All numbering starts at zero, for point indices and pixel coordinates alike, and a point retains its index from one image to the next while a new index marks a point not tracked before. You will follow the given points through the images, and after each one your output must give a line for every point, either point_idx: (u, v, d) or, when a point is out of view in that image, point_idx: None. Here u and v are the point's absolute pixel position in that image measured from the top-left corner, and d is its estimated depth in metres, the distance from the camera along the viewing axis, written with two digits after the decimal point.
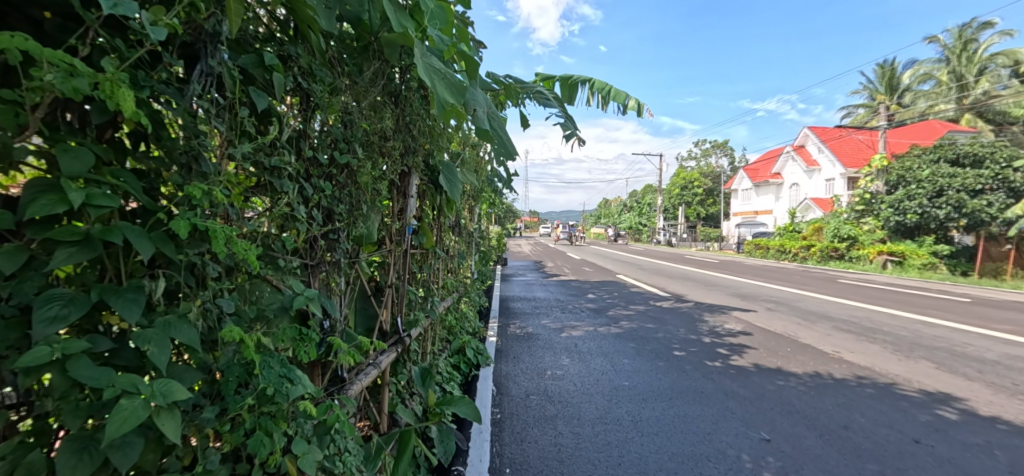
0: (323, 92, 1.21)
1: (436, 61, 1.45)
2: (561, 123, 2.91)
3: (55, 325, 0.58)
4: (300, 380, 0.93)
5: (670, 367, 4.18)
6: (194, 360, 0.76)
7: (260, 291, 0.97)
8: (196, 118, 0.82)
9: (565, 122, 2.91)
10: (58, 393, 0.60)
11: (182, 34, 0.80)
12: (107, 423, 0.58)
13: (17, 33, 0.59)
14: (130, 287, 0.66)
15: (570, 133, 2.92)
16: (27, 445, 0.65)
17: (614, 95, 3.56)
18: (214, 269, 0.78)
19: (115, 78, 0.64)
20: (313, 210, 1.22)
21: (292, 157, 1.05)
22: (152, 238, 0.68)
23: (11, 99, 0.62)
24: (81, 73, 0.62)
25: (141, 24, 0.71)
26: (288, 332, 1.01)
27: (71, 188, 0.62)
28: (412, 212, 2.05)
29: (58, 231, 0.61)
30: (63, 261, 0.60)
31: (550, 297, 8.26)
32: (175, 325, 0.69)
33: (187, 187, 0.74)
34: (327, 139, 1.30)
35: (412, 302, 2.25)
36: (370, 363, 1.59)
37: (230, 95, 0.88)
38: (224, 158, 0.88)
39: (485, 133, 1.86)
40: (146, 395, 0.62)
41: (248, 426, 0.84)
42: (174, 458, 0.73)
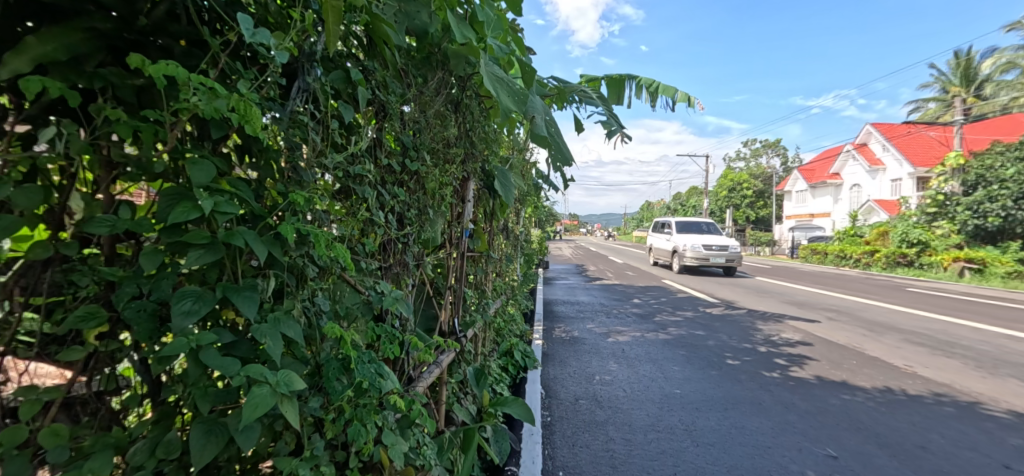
0: (396, 102, 1.29)
1: (498, 70, 1.52)
2: (607, 121, 2.89)
3: (189, 318, 0.65)
4: (388, 375, 1.00)
5: (724, 376, 4.03)
6: (298, 353, 0.82)
7: (347, 291, 1.04)
8: (296, 131, 0.90)
9: (611, 120, 2.89)
10: (191, 380, 0.66)
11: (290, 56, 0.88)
12: (243, 408, 0.64)
13: (168, 61, 0.67)
14: (247, 285, 0.72)
15: (616, 131, 2.89)
16: (162, 425, 0.73)
17: (662, 92, 3.50)
18: (313, 271, 0.85)
19: (246, 99, 0.71)
20: (389, 215, 1.30)
21: (372, 166, 1.12)
22: (265, 241, 0.75)
23: (154, 119, 0.71)
24: (219, 95, 0.70)
25: (265, 50, 0.79)
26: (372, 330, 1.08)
27: (203, 196, 0.69)
28: (469, 216, 2.11)
29: (189, 235, 0.68)
30: (194, 262, 0.67)
31: (595, 301, 8.17)
32: (284, 320, 0.75)
33: (293, 194, 0.81)
34: (397, 146, 1.37)
35: (468, 304, 2.32)
36: (433, 362, 1.66)
37: (323, 109, 0.96)
38: (319, 168, 0.96)
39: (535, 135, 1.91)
40: (272, 384, 0.68)
41: (347, 417, 0.90)
42: (283, 444, 0.79)
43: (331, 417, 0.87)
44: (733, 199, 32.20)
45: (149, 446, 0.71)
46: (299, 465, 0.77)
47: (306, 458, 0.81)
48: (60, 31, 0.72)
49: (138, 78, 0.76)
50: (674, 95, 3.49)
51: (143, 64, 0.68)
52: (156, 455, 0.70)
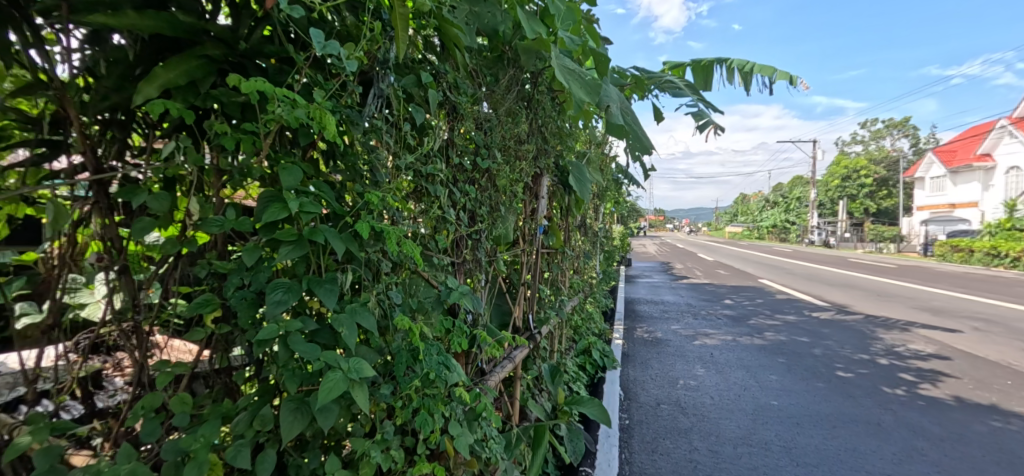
0: (467, 103, 1.32)
1: (569, 62, 1.52)
2: (695, 114, 2.75)
3: (279, 306, 0.72)
4: (455, 367, 1.03)
5: (833, 390, 3.66)
6: (372, 343, 0.88)
7: (418, 285, 1.09)
8: (371, 135, 0.96)
9: (700, 113, 2.75)
10: (281, 363, 0.74)
11: (363, 65, 0.95)
12: (317, 391, 0.69)
13: (258, 77, 0.74)
14: (328, 278, 0.78)
15: (706, 124, 2.74)
16: (258, 401, 0.81)
17: (759, 72, 3.25)
18: (386, 265, 0.91)
19: (322, 107, 0.78)
20: (460, 212, 1.35)
21: (443, 165, 1.17)
22: (343, 238, 0.81)
23: (251, 131, 0.80)
24: (300, 105, 0.76)
25: (338, 60, 0.85)
26: (442, 323, 1.12)
27: (290, 197, 0.77)
28: (543, 212, 2.13)
29: (280, 233, 0.75)
30: (284, 257, 0.75)
31: (680, 302, 7.79)
32: (360, 311, 0.80)
33: (367, 194, 0.87)
34: (468, 145, 1.41)
35: (542, 300, 2.32)
36: (506, 357, 1.69)
37: (396, 113, 1.02)
38: (393, 169, 1.02)
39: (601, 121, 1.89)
40: (344, 370, 0.74)
41: (414, 405, 0.94)
42: (358, 426, 0.85)
43: (403, 404, 0.92)
44: (841, 190, 29.02)
45: (247, 418, 0.79)
46: (371, 447, 0.83)
47: (377, 441, 0.87)
48: (181, 60, 0.83)
49: (240, 96, 0.86)
50: (771, 76, 3.22)
51: (241, 82, 0.76)
52: (253, 427, 0.78)
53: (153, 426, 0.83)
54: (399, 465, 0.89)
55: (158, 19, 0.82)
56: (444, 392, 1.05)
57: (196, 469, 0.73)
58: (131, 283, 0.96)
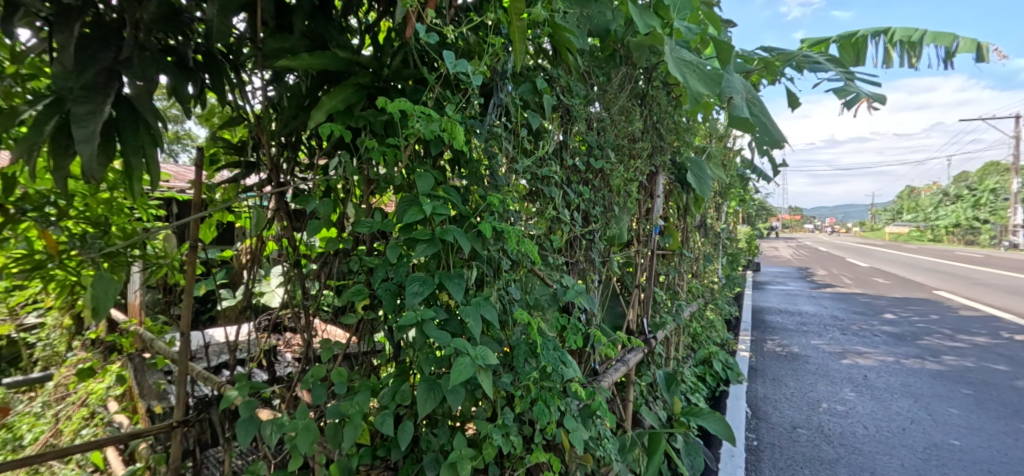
0: (580, 105, 1.35)
1: (686, 54, 1.48)
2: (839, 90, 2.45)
3: (416, 297, 0.82)
4: (571, 364, 1.05)
5: None
6: (494, 335, 0.95)
7: (534, 283, 1.15)
8: (492, 142, 1.04)
9: (844, 88, 2.44)
10: (417, 347, 0.83)
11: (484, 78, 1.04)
12: (449, 373, 0.77)
13: (400, 96, 0.85)
14: (456, 273, 0.86)
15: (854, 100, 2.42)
16: (398, 380, 0.92)
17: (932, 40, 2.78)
18: (507, 263, 0.98)
19: (453, 119, 0.87)
20: (575, 212, 1.38)
21: (558, 167, 1.21)
22: (469, 237, 0.89)
23: (393, 144, 0.92)
24: (434, 118, 0.86)
25: (465, 76, 0.94)
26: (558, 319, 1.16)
27: (424, 200, 0.86)
28: (658, 212, 2.06)
29: (416, 232, 0.85)
30: (418, 253, 0.84)
31: (823, 313, 6.89)
32: (483, 304, 0.87)
33: (490, 196, 0.94)
34: (580, 145, 1.43)
35: (658, 304, 2.25)
36: (619, 359, 1.68)
37: (514, 120, 1.09)
38: (512, 173, 1.09)
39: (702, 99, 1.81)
40: (473, 356, 0.80)
41: (533, 396, 0.98)
42: (481, 409, 0.92)
43: (522, 394, 0.97)
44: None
45: (390, 393, 0.90)
46: (493, 430, 0.89)
47: (498, 425, 0.92)
48: (341, 89, 0.99)
49: (384, 115, 1.00)
50: (950, 46, 2.72)
51: (386, 103, 0.88)
52: (395, 401, 0.89)
53: (319, 393, 0.98)
54: (518, 450, 0.94)
55: (326, 57, 0.99)
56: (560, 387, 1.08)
57: (352, 431, 0.87)
58: (303, 276, 1.17)
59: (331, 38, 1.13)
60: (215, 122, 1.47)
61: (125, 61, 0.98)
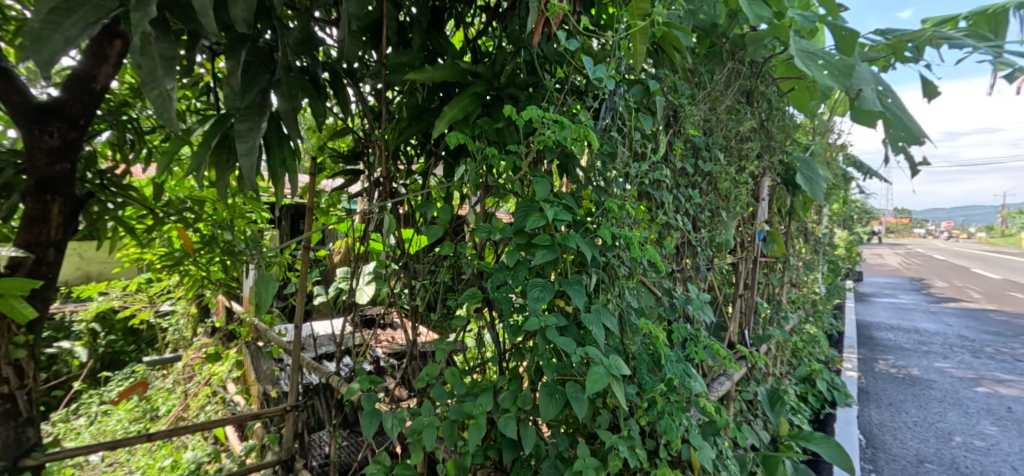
0: (687, 105, 1.28)
1: (808, 46, 1.39)
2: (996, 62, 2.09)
3: (538, 302, 0.82)
4: (697, 377, 1.02)
5: None
6: (613, 343, 0.94)
7: (646, 291, 1.11)
8: (607, 146, 1.03)
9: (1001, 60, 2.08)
10: (541, 352, 0.84)
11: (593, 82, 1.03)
12: (584, 381, 0.76)
13: (532, 105, 0.88)
14: (575, 279, 0.86)
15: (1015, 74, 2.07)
16: (517, 383, 0.94)
17: None
18: (624, 269, 0.96)
19: (587, 127, 0.89)
20: (683, 217, 1.32)
21: (669, 171, 1.17)
22: (589, 242, 0.88)
23: (515, 152, 0.95)
24: (566, 125, 0.88)
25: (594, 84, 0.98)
26: (681, 329, 1.11)
27: (546, 206, 0.87)
28: (763, 216, 1.90)
29: (537, 238, 0.86)
30: (540, 259, 0.85)
31: (948, 331, 6.02)
32: (603, 312, 0.86)
33: (609, 201, 0.93)
34: (687, 147, 1.36)
35: (761, 316, 2.08)
36: (722, 373, 1.58)
37: (627, 124, 1.07)
38: (627, 178, 1.06)
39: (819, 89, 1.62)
40: (606, 365, 0.80)
41: (660, 409, 0.95)
42: (603, 419, 0.91)
43: (646, 406, 0.94)
44: None
45: (512, 396, 0.91)
46: (619, 441, 0.87)
47: (624, 437, 0.90)
48: (459, 98, 1.03)
49: (499, 123, 1.03)
50: None
51: (512, 112, 0.91)
52: (516, 404, 0.90)
53: (441, 391, 1.02)
54: (644, 464, 0.92)
55: (445, 69, 1.05)
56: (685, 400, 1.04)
57: (477, 432, 0.89)
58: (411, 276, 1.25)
59: (444, 50, 1.21)
60: (322, 134, 1.70)
61: (275, 82, 1.10)
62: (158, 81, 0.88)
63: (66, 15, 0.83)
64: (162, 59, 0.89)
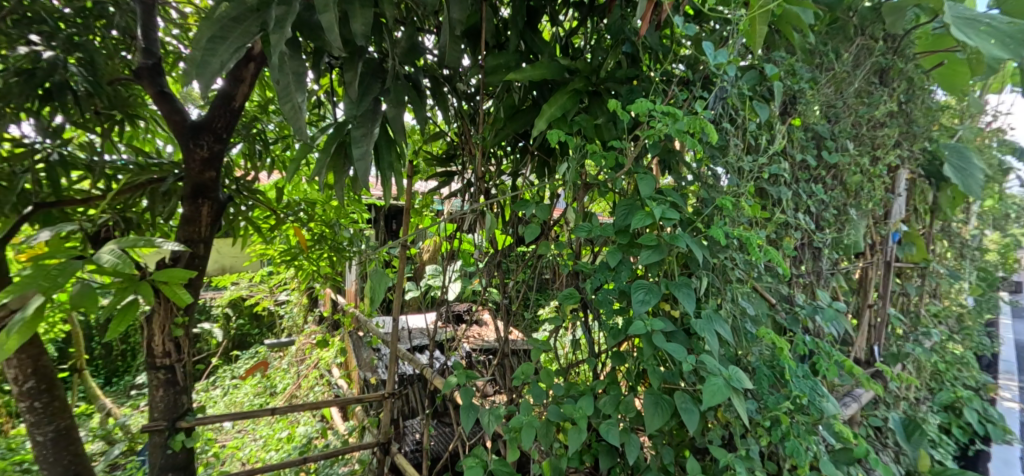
0: (808, 89, 1.15)
1: (964, 10, 1.17)
2: None
3: (643, 305, 0.78)
4: (829, 398, 0.91)
5: None
6: (725, 352, 0.87)
7: (760, 298, 1.02)
8: (719, 140, 0.96)
9: None
10: (647, 357, 0.80)
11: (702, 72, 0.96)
12: (701, 393, 0.71)
13: (643, 99, 0.85)
14: (683, 282, 0.81)
15: None
16: (618, 388, 0.91)
17: None
18: (738, 273, 0.89)
19: (704, 118, 0.83)
20: (804, 216, 1.19)
21: (788, 164, 1.06)
22: (699, 243, 0.83)
23: (618, 148, 0.91)
24: (680, 118, 0.84)
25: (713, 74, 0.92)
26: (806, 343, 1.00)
27: (653, 204, 0.83)
28: (899, 215, 1.65)
29: (643, 238, 0.82)
30: (645, 259, 0.81)
31: None
32: (716, 319, 0.80)
33: (722, 198, 0.86)
34: (807, 137, 1.22)
35: (897, 330, 1.80)
36: (847, 393, 1.39)
37: (741, 114, 0.98)
38: (741, 173, 0.97)
39: (981, 61, 1.34)
40: (726, 376, 0.74)
41: (784, 430, 0.86)
42: (716, 435, 0.84)
43: (769, 425, 0.86)
44: None
45: (613, 401, 0.88)
46: (734, 460, 0.80)
47: (742, 456, 0.83)
48: (557, 96, 1.02)
49: (598, 119, 1.00)
50: None
51: (617, 107, 0.88)
52: (618, 410, 0.86)
53: (539, 391, 1.01)
54: None
55: (544, 67, 1.04)
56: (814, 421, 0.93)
57: (576, 435, 0.87)
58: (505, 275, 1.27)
59: (539, 48, 1.20)
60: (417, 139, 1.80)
61: (384, 90, 1.17)
62: (290, 95, 0.98)
63: (220, 42, 0.96)
64: (294, 75, 0.99)
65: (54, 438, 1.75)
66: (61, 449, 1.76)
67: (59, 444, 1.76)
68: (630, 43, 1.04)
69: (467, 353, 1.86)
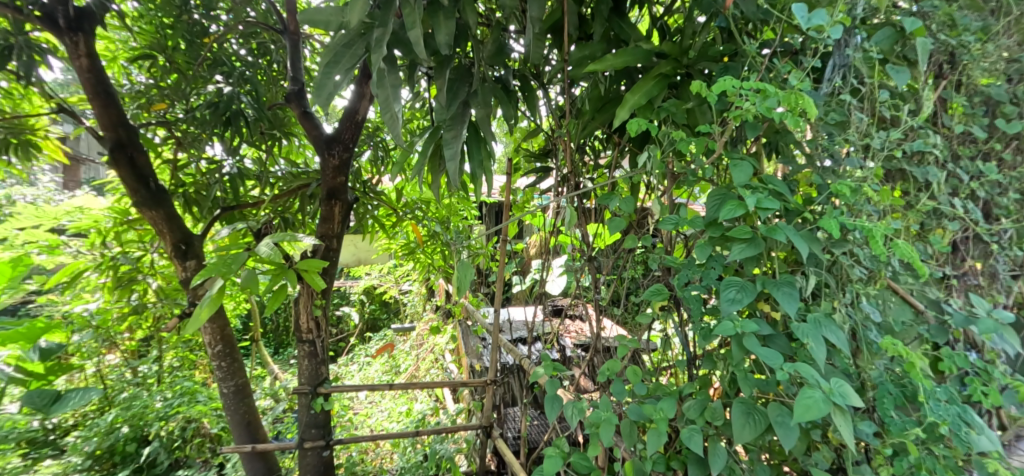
0: (975, 44, 0.93)
1: None
2: None
3: (733, 304, 0.70)
4: (983, 429, 0.72)
5: None
6: (839, 363, 0.75)
7: (895, 302, 0.85)
8: (837, 115, 0.82)
9: None
10: (735, 362, 0.72)
11: (813, 37, 0.83)
12: (794, 406, 0.62)
13: (734, 75, 0.76)
14: (784, 280, 0.71)
15: None
16: (706, 394, 0.83)
17: None
18: (860, 271, 0.76)
19: (805, 90, 0.72)
20: (969, 203, 0.96)
21: (941, 138, 0.86)
22: (803, 236, 0.72)
23: (706, 132, 0.83)
24: (776, 93, 0.73)
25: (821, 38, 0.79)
26: (958, 359, 0.81)
27: (746, 192, 0.73)
28: None
29: (734, 231, 0.73)
30: (736, 255, 0.72)
31: None
32: (825, 324, 0.69)
33: (836, 184, 0.74)
34: (974, 104, 0.97)
35: None
36: None
37: (868, 81, 0.82)
38: (867, 153, 0.82)
39: None
40: (828, 390, 0.63)
41: (914, 461, 0.72)
42: (821, 457, 0.73)
43: (890, 453, 0.73)
44: None
45: (699, 407, 0.80)
46: None
47: None
48: (642, 82, 0.95)
49: (688, 103, 0.92)
50: None
51: (703, 88, 0.80)
52: (704, 417, 0.79)
53: (622, 389, 0.96)
54: None
55: (628, 53, 0.98)
56: (962, 456, 0.75)
57: (656, 438, 0.81)
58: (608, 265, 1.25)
59: (627, 34, 1.13)
60: (517, 137, 1.79)
61: (473, 93, 1.20)
62: (390, 107, 1.03)
63: (335, 66, 1.05)
64: (392, 88, 1.04)
65: (235, 392, 2.23)
66: (240, 400, 2.25)
67: (237, 397, 2.24)
68: (726, 15, 0.94)
69: (566, 348, 1.84)
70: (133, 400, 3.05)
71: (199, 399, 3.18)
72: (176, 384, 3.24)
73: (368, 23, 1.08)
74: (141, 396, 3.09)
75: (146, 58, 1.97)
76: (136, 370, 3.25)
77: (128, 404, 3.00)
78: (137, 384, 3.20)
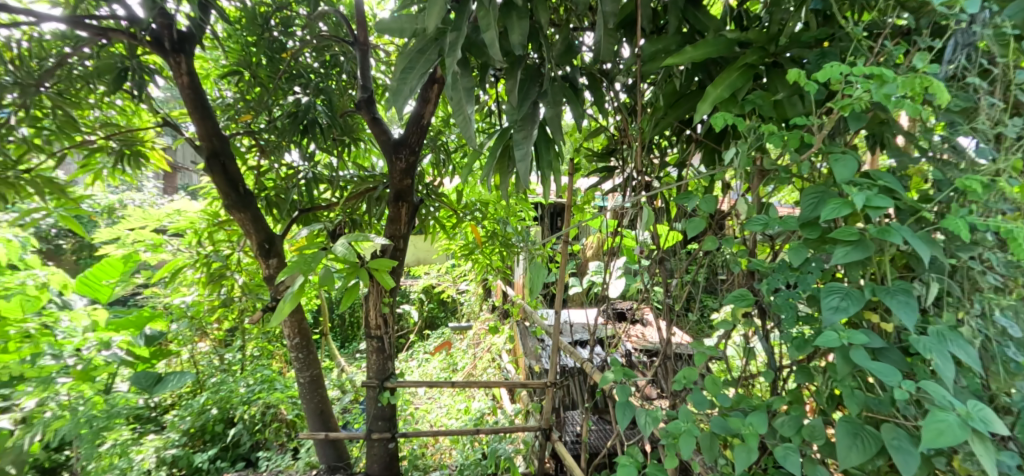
0: None
1: None
2: None
3: (838, 314, 0.63)
4: None
5: None
6: (966, 382, 0.66)
7: None
8: (962, 101, 0.72)
9: None
10: (841, 377, 0.65)
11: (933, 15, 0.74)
12: (921, 430, 0.55)
13: (840, 61, 0.69)
14: (900, 288, 0.63)
15: None
16: (803, 409, 0.76)
17: None
18: (994, 279, 0.66)
19: (928, 75, 0.64)
20: None
21: None
22: (922, 238, 0.64)
23: (803, 125, 0.76)
24: (892, 80, 0.65)
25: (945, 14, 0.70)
26: None
27: (853, 190, 0.66)
28: None
29: (838, 232, 0.67)
30: (840, 259, 0.66)
31: None
32: (950, 338, 0.61)
33: (963, 180, 0.65)
34: None
35: None
36: None
37: (1000, 61, 0.72)
38: (999, 143, 0.72)
39: None
40: (962, 413, 0.55)
41: None
42: None
43: None
44: None
45: (795, 423, 0.74)
46: None
47: None
48: (726, 74, 0.89)
49: (779, 94, 0.85)
50: None
51: (802, 77, 0.73)
52: (801, 435, 0.72)
53: (701, 398, 0.90)
54: None
55: (710, 44, 0.93)
56: None
57: (745, 454, 0.75)
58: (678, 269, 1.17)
59: (707, 24, 1.07)
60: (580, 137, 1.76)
61: (544, 92, 1.18)
62: (463, 109, 1.04)
63: (410, 71, 1.08)
64: (465, 90, 1.05)
65: (309, 382, 2.37)
66: (314, 390, 2.37)
67: (312, 387, 2.37)
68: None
69: (630, 352, 1.78)
70: (220, 385, 3.33)
71: (277, 387, 3.40)
72: (257, 373, 3.49)
73: (442, 28, 1.09)
74: (227, 382, 3.37)
75: (234, 75, 2.15)
76: (222, 357, 3.55)
77: (217, 389, 3.29)
78: (224, 370, 3.51)
